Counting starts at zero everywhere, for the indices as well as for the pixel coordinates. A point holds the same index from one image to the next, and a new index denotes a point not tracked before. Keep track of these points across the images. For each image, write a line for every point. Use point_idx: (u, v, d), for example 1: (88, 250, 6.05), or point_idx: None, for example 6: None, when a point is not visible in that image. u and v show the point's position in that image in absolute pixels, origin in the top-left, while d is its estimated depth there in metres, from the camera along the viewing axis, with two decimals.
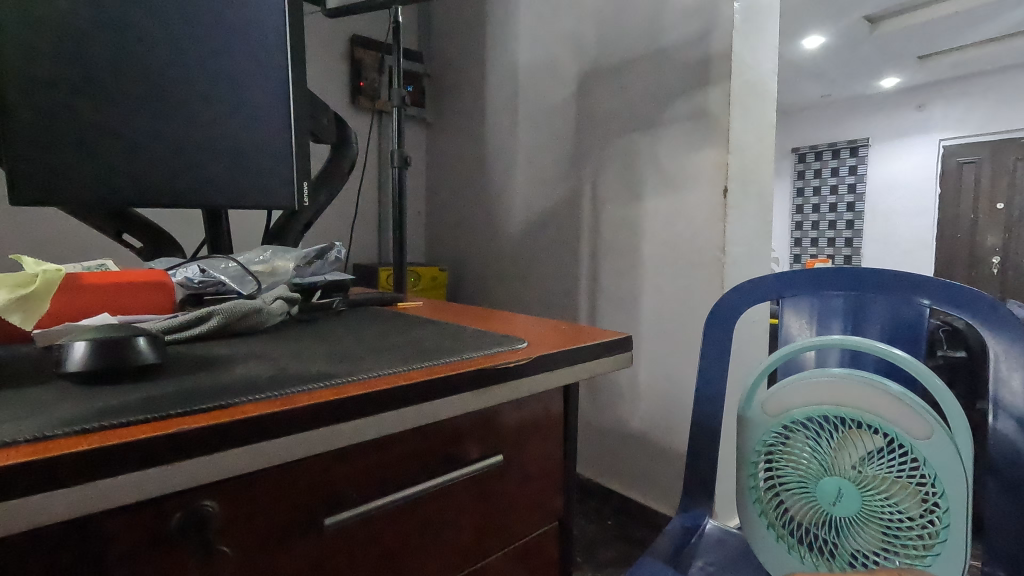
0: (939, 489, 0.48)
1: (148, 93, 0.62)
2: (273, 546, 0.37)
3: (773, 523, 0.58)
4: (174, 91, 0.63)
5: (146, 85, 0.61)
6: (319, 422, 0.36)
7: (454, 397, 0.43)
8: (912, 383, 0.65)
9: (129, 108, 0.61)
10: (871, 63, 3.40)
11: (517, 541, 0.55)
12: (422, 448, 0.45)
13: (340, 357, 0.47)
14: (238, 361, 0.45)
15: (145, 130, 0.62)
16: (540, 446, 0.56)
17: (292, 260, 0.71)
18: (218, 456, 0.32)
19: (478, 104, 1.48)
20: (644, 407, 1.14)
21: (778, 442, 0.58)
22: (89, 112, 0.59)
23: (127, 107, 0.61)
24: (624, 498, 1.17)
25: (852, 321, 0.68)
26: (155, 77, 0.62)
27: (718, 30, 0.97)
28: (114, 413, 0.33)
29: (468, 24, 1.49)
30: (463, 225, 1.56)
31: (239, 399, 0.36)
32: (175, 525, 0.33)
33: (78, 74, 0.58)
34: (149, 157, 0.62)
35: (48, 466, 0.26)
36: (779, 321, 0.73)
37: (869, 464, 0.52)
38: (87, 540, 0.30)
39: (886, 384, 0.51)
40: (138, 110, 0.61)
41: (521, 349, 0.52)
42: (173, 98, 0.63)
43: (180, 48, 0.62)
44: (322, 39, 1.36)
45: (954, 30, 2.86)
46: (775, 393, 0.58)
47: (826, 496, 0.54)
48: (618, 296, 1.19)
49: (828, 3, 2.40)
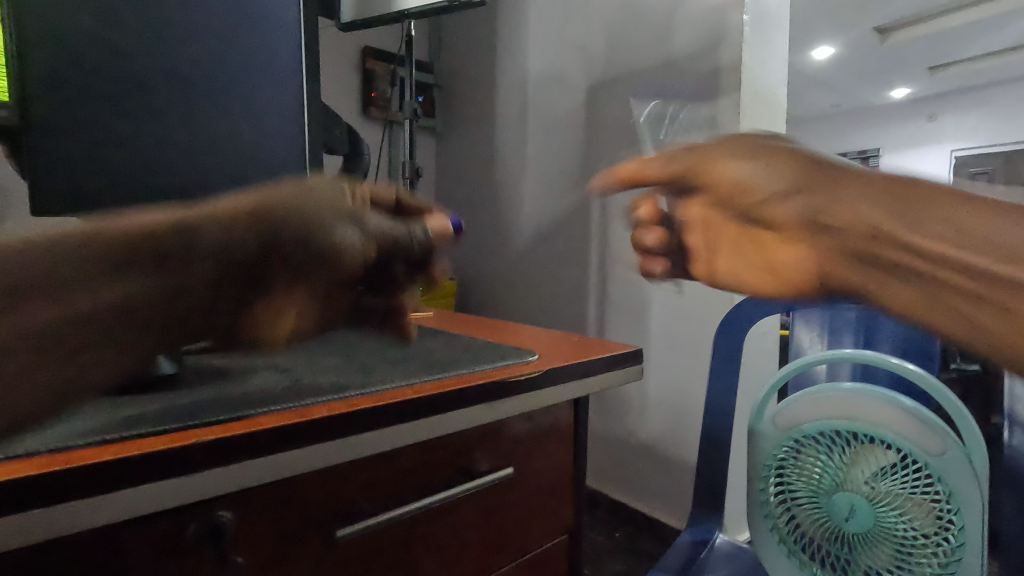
0: (953, 506, 0.50)
1: (172, 102, 0.63)
2: (287, 555, 0.38)
3: (784, 538, 0.61)
4: (195, 101, 0.64)
5: (171, 95, 0.63)
6: (332, 434, 0.36)
7: (470, 410, 0.44)
8: (924, 398, 0.66)
9: (152, 118, 0.62)
10: (881, 73, 3.39)
11: (529, 552, 0.55)
12: (434, 460, 0.45)
13: (353, 368, 0.48)
14: (252, 373, 0.45)
15: (167, 138, 0.63)
16: (551, 456, 0.56)
17: None
18: (235, 467, 0.32)
19: (488, 114, 1.49)
20: (653, 419, 1.13)
21: (789, 456, 0.60)
22: (115, 123, 0.60)
23: (154, 117, 0.62)
24: (632, 510, 1.16)
25: (864, 336, 0.71)
26: (179, 87, 0.63)
27: (728, 42, 0.98)
28: (136, 423, 0.33)
29: (479, 36, 1.51)
30: (472, 235, 1.56)
31: (256, 410, 0.36)
32: (192, 534, 0.33)
33: (105, 86, 0.59)
34: (169, 165, 0.64)
35: (71, 475, 0.28)
36: (791, 334, 0.78)
37: (882, 480, 0.54)
38: (105, 550, 0.30)
39: (900, 399, 0.53)
40: (161, 120, 0.62)
41: (532, 362, 0.52)
42: (193, 106, 0.64)
43: (203, 59, 0.64)
44: (334, 51, 1.38)
45: (968, 39, 2.84)
46: (786, 407, 0.60)
47: (839, 512, 0.56)
48: (627, 306, 1.19)
49: (836, 16, 2.40)
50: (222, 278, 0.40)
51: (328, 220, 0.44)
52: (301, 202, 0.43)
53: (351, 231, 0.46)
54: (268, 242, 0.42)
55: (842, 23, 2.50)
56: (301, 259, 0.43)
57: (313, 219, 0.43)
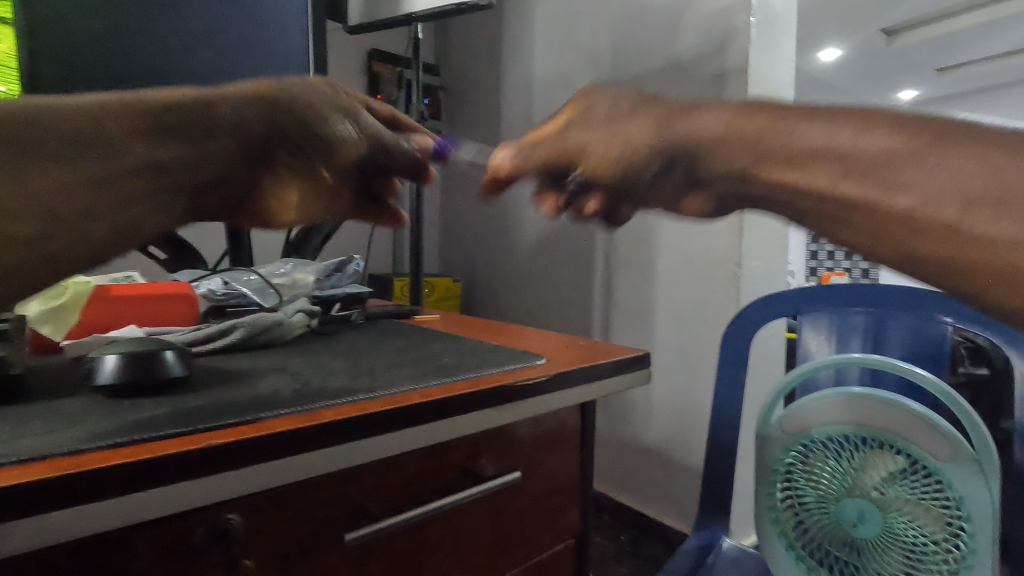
0: (964, 513, 0.50)
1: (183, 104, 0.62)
2: (297, 558, 0.38)
3: (792, 543, 0.60)
4: None
5: None
6: (340, 438, 0.36)
7: (477, 414, 0.44)
8: (931, 402, 0.66)
9: None
10: (889, 75, 3.37)
11: (536, 556, 0.55)
12: (440, 464, 0.45)
13: (360, 371, 0.48)
14: (261, 375, 0.45)
15: None
16: (558, 460, 0.56)
17: (312, 273, 0.72)
18: (247, 470, 0.32)
19: (494, 116, 1.49)
20: (659, 422, 1.13)
21: (798, 461, 0.60)
22: None
23: None
24: (638, 514, 1.16)
25: (872, 340, 0.70)
26: None
27: (735, 44, 0.98)
28: (147, 426, 0.34)
29: (485, 37, 1.51)
30: (478, 237, 1.56)
31: (265, 413, 0.36)
32: (202, 537, 0.33)
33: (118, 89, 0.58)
34: None
35: (85, 478, 0.28)
36: (798, 338, 0.76)
37: (891, 486, 0.53)
38: (118, 553, 0.31)
39: (908, 404, 0.52)
40: None
41: (540, 366, 0.52)
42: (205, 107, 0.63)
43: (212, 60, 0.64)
44: (341, 54, 1.39)
45: (978, 40, 2.81)
46: (793, 413, 0.60)
47: (848, 518, 0.56)
48: (632, 309, 1.18)
49: (843, 17, 2.39)
50: (237, 154, 0.39)
51: (325, 109, 0.43)
52: (303, 91, 0.43)
53: (346, 125, 0.45)
54: (280, 121, 0.41)
55: (850, 24, 2.48)
56: (309, 145, 0.43)
57: (313, 109, 0.43)
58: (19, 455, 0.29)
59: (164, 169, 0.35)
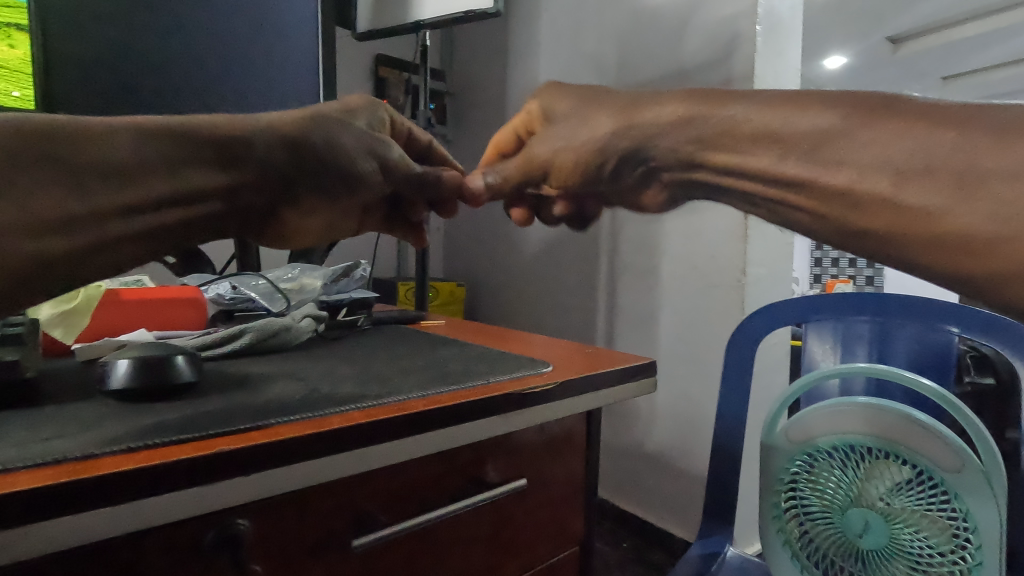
0: (970, 524, 0.50)
1: None
2: (304, 564, 0.38)
3: (797, 553, 0.60)
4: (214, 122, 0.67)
5: None
6: (349, 443, 0.36)
7: (484, 420, 0.44)
8: (937, 412, 0.66)
9: None
10: (894, 82, 3.37)
11: (541, 563, 0.55)
12: (447, 471, 0.45)
13: (368, 377, 0.48)
14: (271, 380, 0.46)
15: None
16: (564, 467, 0.56)
17: (319, 277, 0.73)
18: (256, 475, 0.33)
19: (499, 121, 1.50)
20: (662, 428, 1.13)
21: (803, 470, 0.60)
22: None
23: None
24: (641, 521, 1.16)
25: (877, 349, 0.71)
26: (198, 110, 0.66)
27: (741, 53, 0.99)
28: (158, 431, 0.34)
29: (492, 43, 1.52)
30: (482, 241, 1.57)
31: (275, 418, 0.37)
32: (211, 542, 0.33)
33: None
34: None
35: (100, 484, 0.28)
36: (803, 346, 0.76)
37: (897, 496, 0.53)
38: (128, 558, 0.31)
39: (914, 414, 0.52)
40: None
41: (547, 373, 0.53)
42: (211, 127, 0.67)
43: None
44: (349, 59, 1.40)
45: (985, 48, 2.80)
46: (798, 422, 0.60)
47: (853, 528, 0.56)
48: (637, 315, 1.18)
49: (848, 24, 2.38)
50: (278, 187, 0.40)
51: (344, 147, 0.44)
52: (332, 130, 0.43)
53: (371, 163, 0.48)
54: (309, 163, 0.42)
55: (855, 32, 2.48)
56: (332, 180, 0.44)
57: (344, 150, 0.44)
58: (33, 459, 0.30)
59: (163, 207, 0.33)
